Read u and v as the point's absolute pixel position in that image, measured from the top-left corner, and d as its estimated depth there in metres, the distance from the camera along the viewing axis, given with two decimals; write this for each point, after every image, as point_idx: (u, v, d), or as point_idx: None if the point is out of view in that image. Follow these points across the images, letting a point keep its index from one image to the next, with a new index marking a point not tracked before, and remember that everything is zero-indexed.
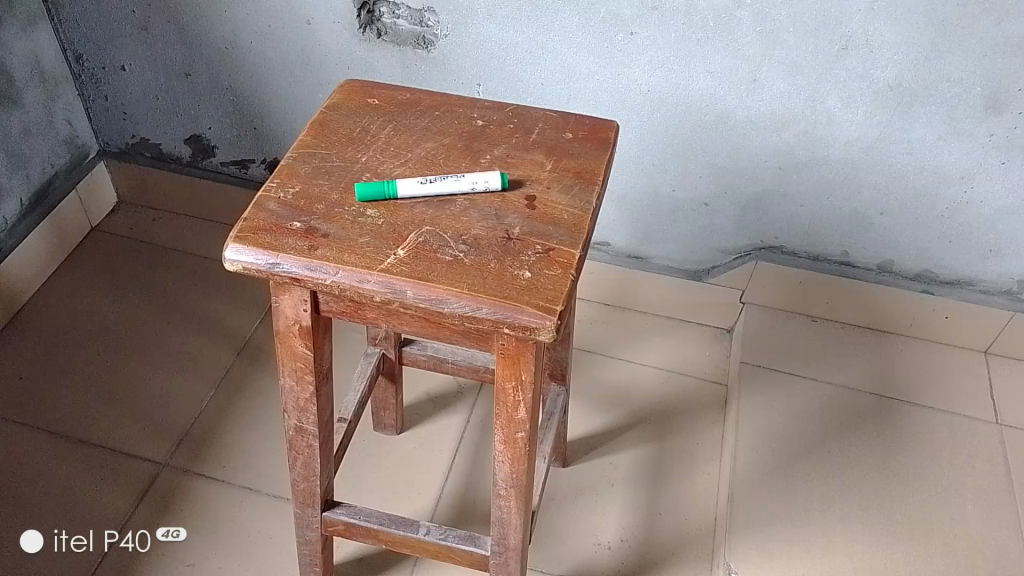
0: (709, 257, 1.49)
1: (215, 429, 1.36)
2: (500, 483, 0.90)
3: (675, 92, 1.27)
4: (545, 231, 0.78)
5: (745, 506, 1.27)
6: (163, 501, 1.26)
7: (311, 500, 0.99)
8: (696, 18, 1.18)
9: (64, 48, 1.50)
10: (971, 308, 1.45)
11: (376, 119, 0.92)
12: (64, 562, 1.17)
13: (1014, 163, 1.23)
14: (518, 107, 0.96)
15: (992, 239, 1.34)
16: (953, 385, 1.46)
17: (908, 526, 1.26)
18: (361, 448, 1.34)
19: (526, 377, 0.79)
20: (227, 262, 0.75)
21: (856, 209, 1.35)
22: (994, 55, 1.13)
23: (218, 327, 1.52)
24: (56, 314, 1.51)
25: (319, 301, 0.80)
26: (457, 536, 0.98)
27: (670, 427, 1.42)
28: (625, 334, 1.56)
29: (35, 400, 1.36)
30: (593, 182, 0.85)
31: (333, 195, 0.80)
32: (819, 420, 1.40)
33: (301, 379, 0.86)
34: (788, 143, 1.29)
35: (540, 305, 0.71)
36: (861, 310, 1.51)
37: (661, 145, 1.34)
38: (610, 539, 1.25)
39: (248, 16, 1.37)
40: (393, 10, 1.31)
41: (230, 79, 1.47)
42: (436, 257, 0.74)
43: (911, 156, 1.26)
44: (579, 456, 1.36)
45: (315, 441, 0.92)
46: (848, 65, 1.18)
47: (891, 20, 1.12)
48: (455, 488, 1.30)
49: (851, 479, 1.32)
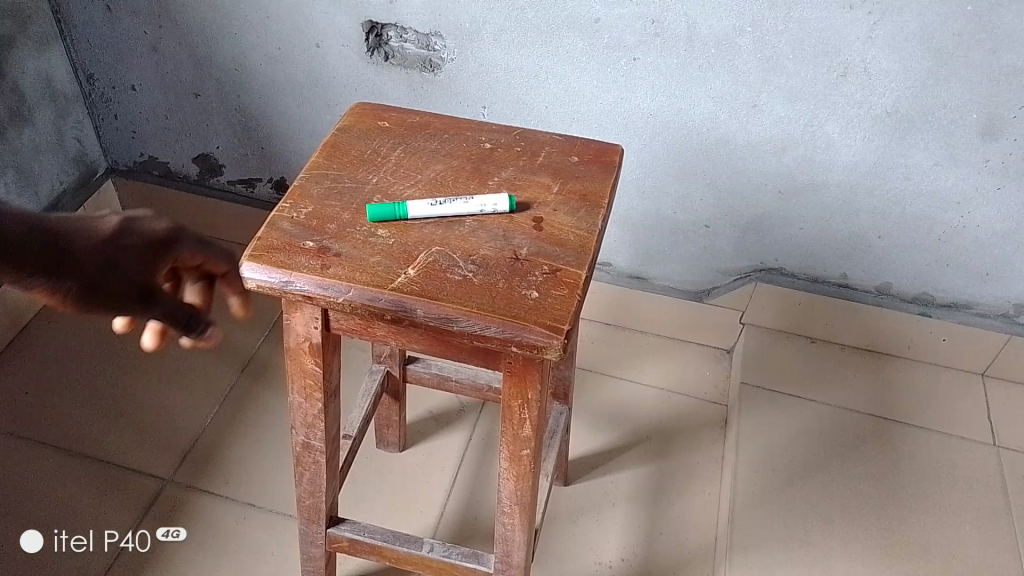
0: (709, 278, 1.50)
1: (217, 445, 1.37)
2: (505, 500, 0.91)
3: (678, 116, 1.29)
4: (552, 252, 0.80)
5: (746, 526, 1.28)
6: (166, 510, 1.27)
7: (315, 516, 1.00)
8: (697, 45, 1.21)
9: (76, 68, 1.52)
10: (968, 331, 1.46)
11: (386, 141, 0.94)
12: (66, 562, 1.19)
13: (1010, 188, 1.25)
14: (524, 130, 0.98)
15: (988, 264, 1.36)
16: (951, 408, 1.47)
17: (908, 547, 1.27)
18: (364, 465, 1.35)
19: (532, 395, 0.80)
20: (241, 280, 0.76)
21: (854, 231, 1.37)
22: (991, 84, 1.15)
23: (223, 344, 1.53)
24: (61, 329, 1.52)
25: (330, 319, 0.82)
26: (460, 554, 0.99)
27: (671, 446, 1.43)
28: (626, 354, 1.58)
29: (40, 415, 1.37)
30: (598, 205, 0.87)
31: (345, 216, 0.82)
32: (817, 441, 1.41)
33: (309, 396, 0.88)
34: (787, 167, 1.31)
35: (548, 325, 0.72)
36: (860, 332, 1.52)
37: (662, 167, 1.36)
38: (611, 558, 1.26)
39: (258, 39, 1.39)
40: (401, 34, 1.33)
41: (239, 100, 1.49)
42: (446, 277, 0.76)
43: (909, 181, 1.28)
44: (580, 475, 1.37)
45: (322, 457, 0.93)
46: (847, 91, 1.20)
47: (889, 48, 1.15)
48: (457, 506, 1.31)
49: (850, 499, 1.33)
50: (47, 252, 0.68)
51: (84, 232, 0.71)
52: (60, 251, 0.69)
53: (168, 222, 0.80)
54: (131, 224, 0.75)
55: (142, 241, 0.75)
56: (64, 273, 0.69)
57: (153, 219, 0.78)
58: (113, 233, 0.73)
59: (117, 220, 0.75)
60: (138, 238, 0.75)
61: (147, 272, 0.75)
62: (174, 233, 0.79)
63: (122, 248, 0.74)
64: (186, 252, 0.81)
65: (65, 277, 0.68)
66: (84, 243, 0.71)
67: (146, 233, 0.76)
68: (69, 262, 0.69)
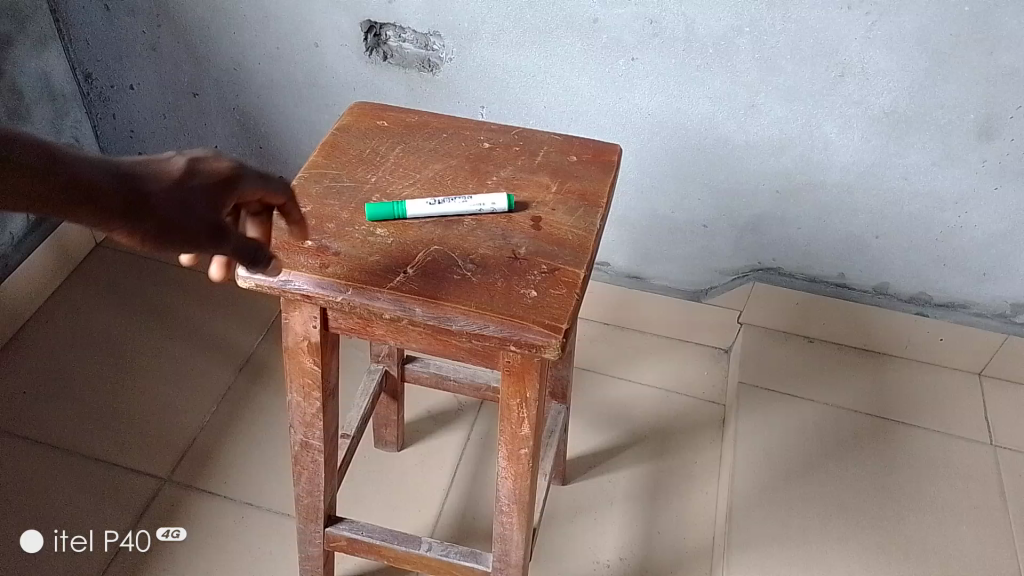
0: (707, 277, 1.51)
1: (216, 444, 1.37)
2: (503, 499, 0.91)
3: (676, 116, 1.30)
4: (550, 252, 0.80)
5: (743, 525, 1.28)
6: (165, 510, 1.27)
7: (314, 516, 1.00)
8: (696, 45, 1.21)
9: (74, 67, 1.52)
10: (965, 331, 1.46)
11: (385, 141, 0.94)
12: (65, 561, 1.19)
13: (1007, 188, 1.25)
14: (522, 130, 0.98)
15: (985, 264, 1.36)
16: (948, 407, 1.48)
17: (904, 546, 1.28)
18: (363, 464, 1.35)
19: (530, 394, 0.80)
20: (240, 279, 0.77)
21: (851, 231, 1.37)
22: (989, 84, 1.15)
23: (221, 343, 1.53)
24: (59, 328, 1.52)
25: (328, 318, 0.82)
26: (458, 553, 0.99)
27: (669, 445, 1.43)
28: (624, 354, 1.58)
29: (38, 415, 1.37)
30: (597, 204, 0.87)
31: (344, 215, 0.82)
32: (815, 440, 1.41)
33: (308, 395, 0.88)
34: (785, 167, 1.31)
35: (546, 324, 0.72)
36: (858, 331, 1.53)
37: (660, 166, 1.36)
38: (609, 557, 1.26)
39: (257, 39, 1.39)
40: (399, 34, 1.33)
41: (238, 99, 1.49)
42: (444, 276, 0.76)
43: (907, 181, 1.28)
44: (578, 474, 1.38)
45: (320, 456, 0.93)
46: (844, 91, 1.21)
47: (886, 48, 1.15)
48: (456, 505, 1.31)
49: (847, 498, 1.34)
50: (107, 186, 0.58)
51: (157, 170, 0.63)
52: (131, 186, 0.60)
53: (228, 158, 0.69)
54: (197, 161, 0.66)
55: (199, 175, 0.65)
56: (133, 211, 0.59)
57: (217, 153, 0.69)
58: (182, 171, 0.64)
59: (183, 157, 0.66)
60: (200, 175, 0.65)
61: (207, 208, 0.64)
62: (236, 168, 0.68)
63: (181, 185, 0.63)
64: (251, 185, 0.69)
65: (136, 215, 0.59)
66: (160, 182, 0.62)
67: (210, 170, 0.66)
68: (130, 201, 0.59)
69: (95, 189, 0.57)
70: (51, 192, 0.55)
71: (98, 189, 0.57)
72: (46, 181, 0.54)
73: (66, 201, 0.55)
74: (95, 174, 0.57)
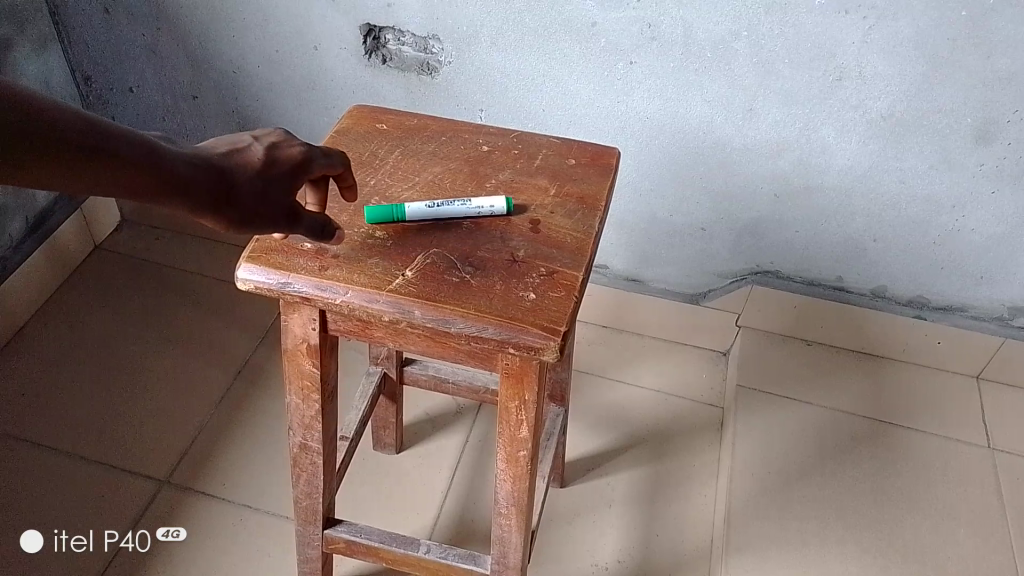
0: (705, 280, 1.51)
1: (215, 446, 1.37)
2: (501, 501, 0.91)
3: (674, 120, 1.30)
4: (549, 254, 0.80)
5: (741, 529, 1.29)
6: (164, 511, 1.27)
7: (313, 518, 1.00)
8: (694, 49, 1.22)
9: (73, 70, 1.53)
10: (962, 334, 1.47)
11: (384, 144, 0.94)
12: (65, 562, 1.19)
13: (1004, 192, 1.25)
14: (521, 133, 0.98)
15: (983, 267, 1.36)
16: (946, 410, 1.48)
17: (902, 549, 1.28)
18: (361, 466, 1.35)
19: (529, 397, 0.81)
20: (239, 282, 0.77)
21: (849, 234, 1.37)
22: (985, 88, 1.15)
23: (220, 346, 1.54)
24: (59, 330, 1.52)
25: (327, 320, 0.82)
26: (456, 555, 0.99)
27: (667, 448, 1.43)
28: (622, 357, 1.58)
29: (37, 416, 1.37)
30: (595, 207, 0.87)
31: (343, 218, 0.82)
32: (813, 443, 1.42)
33: (307, 397, 0.88)
34: (783, 170, 1.31)
35: (545, 326, 0.72)
36: (855, 334, 1.53)
37: (658, 170, 1.37)
38: (608, 559, 1.26)
39: (256, 42, 1.40)
40: (398, 37, 1.34)
41: (237, 102, 1.50)
42: (443, 278, 0.76)
43: (904, 185, 1.28)
44: (576, 477, 1.38)
45: (319, 458, 0.93)
46: (842, 95, 1.21)
47: (884, 53, 1.15)
48: (454, 507, 1.31)
49: (845, 501, 1.34)
50: (199, 179, 0.62)
51: (239, 160, 0.67)
52: (221, 179, 0.64)
53: (297, 142, 0.73)
54: (273, 149, 0.70)
55: (277, 164, 0.69)
56: (220, 201, 0.64)
57: (287, 138, 0.73)
58: (262, 161, 0.68)
59: (259, 146, 0.70)
60: (278, 163, 0.69)
61: (284, 193, 0.69)
62: (308, 153, 0.72)
63: (263, 175, 0.68)
64: (320, 166, 0.74)
65: (224, 206, 0.64)
66: (245, 172, 0.66)
67: (286, 156, 0.70)
68: (220, 192, 0.64)
69: (181, 180, 0.61)
70: (99, 173, 0.56)
71: (189, 184, 0.61)
72: (103, 163, 0.56)
73: (107, 179, 0.57)
74: (146, 156, 0.59)
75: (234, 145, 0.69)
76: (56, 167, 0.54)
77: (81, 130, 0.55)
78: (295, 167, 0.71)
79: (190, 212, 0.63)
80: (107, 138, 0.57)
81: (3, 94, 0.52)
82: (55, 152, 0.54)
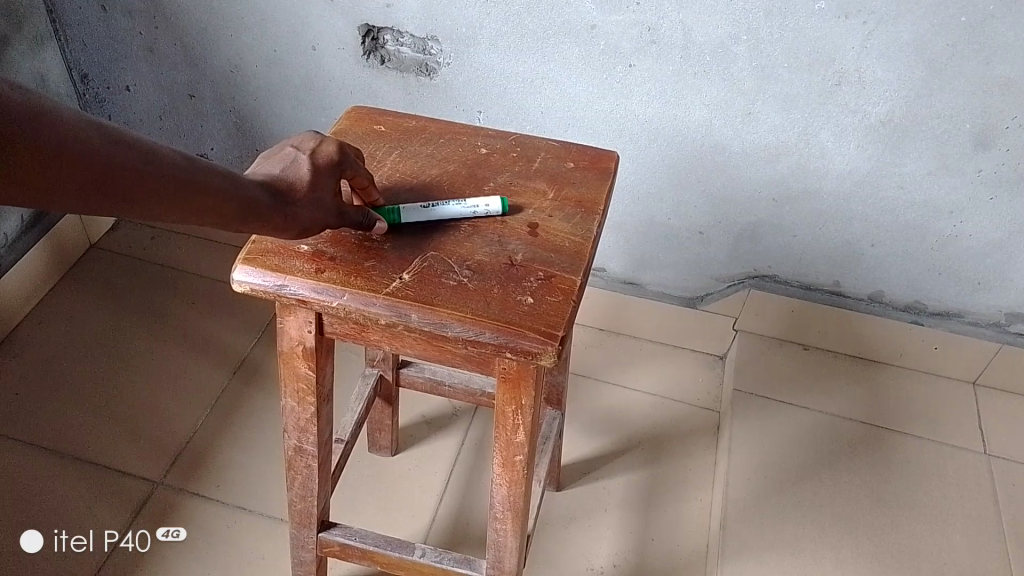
0: (703, 284, 1.51)
1: (210, 447, 1.36)
2: (497, 506, 0.91)
3: (673, 124, 1.30)
4: (547, 258, 0.80)
5: (736, 534, 1.28)
6: (160, 511, 1.27)
7: (307, 521, 1.00)
8: (693, 52, 1.21)
9: (70, 68, 1.53)
10: (959, 340, 1.47)
11: (382, 145, 0.94)
12: (60, 561, 1.19)
13: (1002, 199, 1.25)
14: (520, 136, 0.98)
15: (981, 273, 1.36)
16: (942, 416, 1.48)
17: (898, 555, 1.28)
18: (356, 468, 1.35)
19: (525, 401, 0.80)
20: (234, 284, 0.76)
21: (847, 240, 1.37)
22: (985, 94, 1.15)
23: (215, 346, 1.53)
24: (55, 329, 1.51)
25: (323, 323, 0.82)
26: (452, 559, 0.98)
27: (663, 452, 1.43)
28: (619, 359, 1.58)
29: (31, 416, 1.37)
30: (594, 211, 0.87)
31: None
32: (809, 447, 1.42)
33: (302, 400, 0.87)
34: (780, 175, 1.31)
35: (543, 331, 0.72)
36: (852, 339, 1.53)
37: (656, 173, 1.36)
38: (603, 563, 1.26)
39: (255, 41, 1.39)
40: (397, 38, 1.33)
41: (234, 102, 1.49)
42: (441, 282, 0.76)
43: (902, 191, 1.28)
44: (572, 480, 1.37)
45: (314, 461, 0.93)
46: (841, 100, 1.21)
47: (883, 58, 1.15)
48: (449, 511, 1.31)
49: (841, 507, 1.34)
50: (265, 201, 0.70)
51: (288, 176, 0.74)
52: (283, 198, 0.72)
53: (331, 141, 0.80)
54: (313, 154, 0.77)
55: (321, 169, 0.76)
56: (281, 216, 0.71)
57: (322, 139, 0.80)
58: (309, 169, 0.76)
59: (302, 155, 0.77)
60: (321, 165, 0.76)
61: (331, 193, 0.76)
62: (343, 148, 0.79)
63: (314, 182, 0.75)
64: (355, 167, 0.79)
65: (289, 220, 0.72)
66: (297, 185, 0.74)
67: (325, 158, 0.77)
68: (282, 208, 0.72)
69: (255, 202, 0.69)
70: (178, 198, 0.63)
71: (260, 204, 0.70)
72: (198, 194, 0.64)
73: (193, 205, 0.64)
74: (229, 183, 0.67)
75: (283, 163, 0.76)
76: (167, 202, 0.62)
77: (180, 166, 0.63)
78: (335, 163, 0.77)
79: (261, 230, 0.71)
80: (170, 162, 0.62)
81: (129, 142, 0.60)
82: (153, 185, 0.61)
